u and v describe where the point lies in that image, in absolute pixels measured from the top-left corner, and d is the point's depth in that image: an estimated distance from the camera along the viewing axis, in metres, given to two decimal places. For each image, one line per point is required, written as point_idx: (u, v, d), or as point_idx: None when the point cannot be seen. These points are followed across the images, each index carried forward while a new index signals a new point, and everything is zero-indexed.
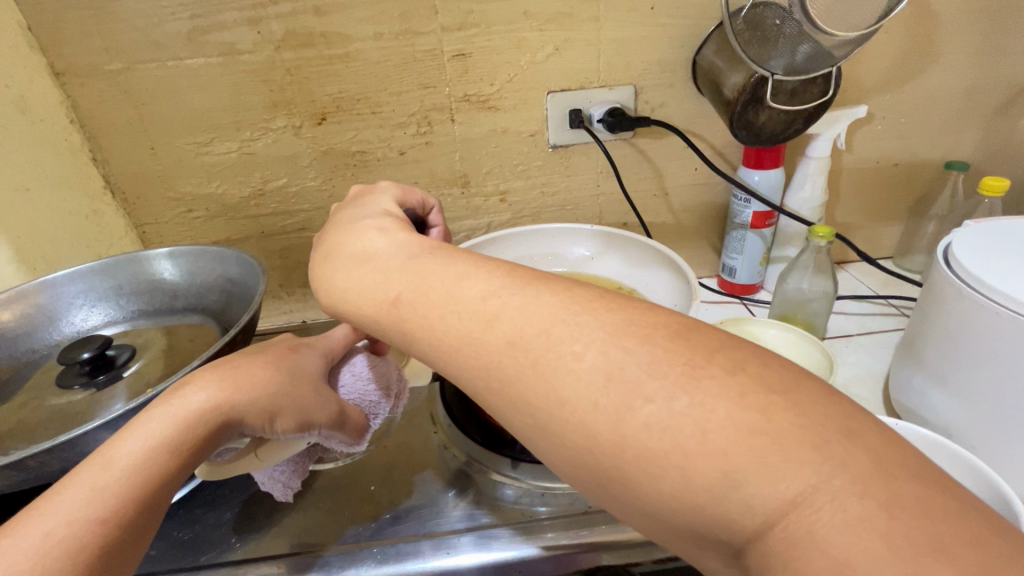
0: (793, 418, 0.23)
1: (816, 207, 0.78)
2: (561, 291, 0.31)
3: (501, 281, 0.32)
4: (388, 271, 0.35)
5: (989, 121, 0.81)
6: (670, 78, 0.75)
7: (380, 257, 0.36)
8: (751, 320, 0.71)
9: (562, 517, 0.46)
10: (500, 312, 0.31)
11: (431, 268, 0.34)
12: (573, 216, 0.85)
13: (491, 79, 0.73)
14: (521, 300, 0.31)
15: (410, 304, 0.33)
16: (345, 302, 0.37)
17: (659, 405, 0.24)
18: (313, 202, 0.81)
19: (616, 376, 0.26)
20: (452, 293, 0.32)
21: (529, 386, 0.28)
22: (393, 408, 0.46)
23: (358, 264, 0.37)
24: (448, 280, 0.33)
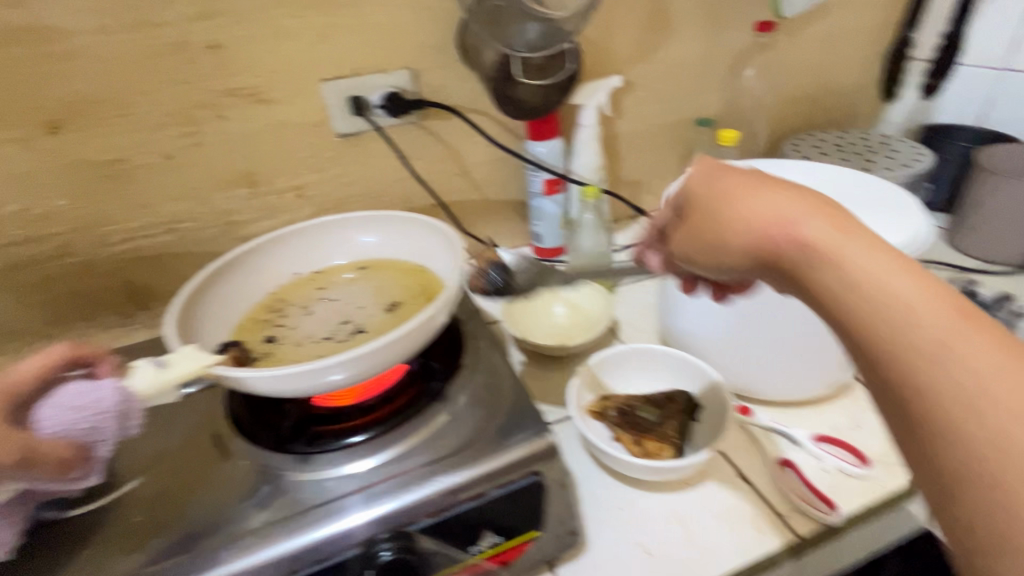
0: (973, 319, 0.30)
1: (596, 169, 0.86)
2: (875, 249, 0.33)
3: (825, 209, 0.36)
4: (784, 199, 0.37)
5: (725, 82, 0.95)
6: (444, 60, 0.77)
7: (745, 195, 0.39)
8: (550, 279, 0.78)
9: (335, 502, 0.44)
10: (859, 293, 0.32)
11: (770, 190, 0.38)
12: (379, 204, 0.84)
13: (255, 70, 0.69)
14: (862, 258, 0.33)
15: (852, 275, 0.33)
16: (745, 224, 0.38)
17: (916, 308, 0.31)
18: (67, 223, 0.70)
19: (908, 294, 0.31)
20: (776, 208, 0.37)
21: (830, 295, 0.34)
22: (125, 431, 0.41)
23: (773, 186, 0.38)
24: (769, 208, 0.37)
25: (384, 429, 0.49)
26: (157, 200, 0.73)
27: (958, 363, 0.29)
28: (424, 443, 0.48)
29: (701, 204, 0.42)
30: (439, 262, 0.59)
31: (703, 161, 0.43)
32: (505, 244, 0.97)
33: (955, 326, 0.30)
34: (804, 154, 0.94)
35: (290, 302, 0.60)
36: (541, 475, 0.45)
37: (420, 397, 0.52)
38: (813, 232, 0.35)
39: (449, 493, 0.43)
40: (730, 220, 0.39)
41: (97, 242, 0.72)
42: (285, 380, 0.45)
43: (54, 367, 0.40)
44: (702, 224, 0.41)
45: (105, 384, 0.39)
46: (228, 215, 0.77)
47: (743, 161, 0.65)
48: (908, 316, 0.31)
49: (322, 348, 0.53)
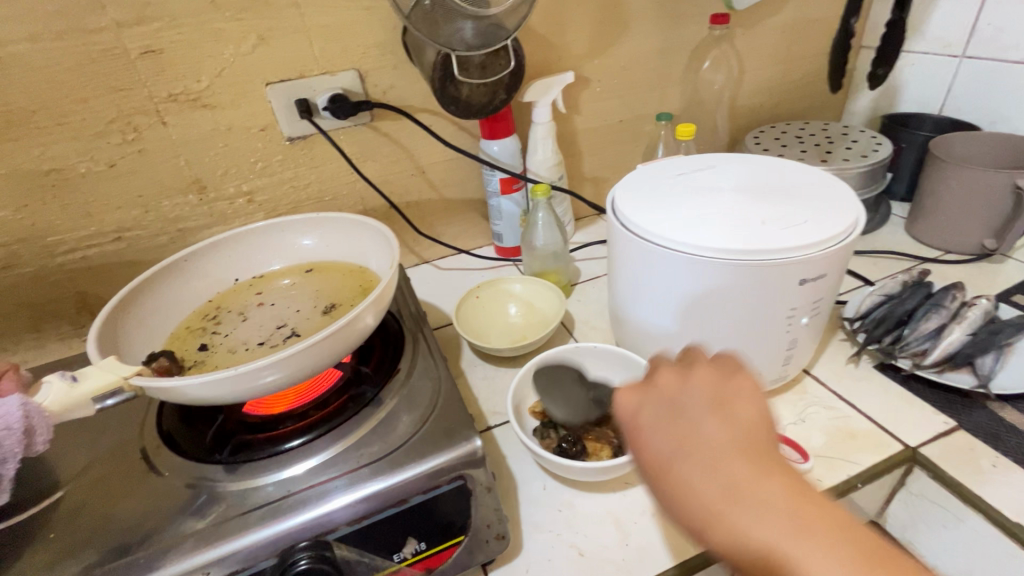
0: (810, 528, 0.31)
1: (552, 167, 0.85)
2: (779, 477, 0.34)
3: (710, 450, 0.35)
4: (674, 413, 0.39)
5: (684, 76, 0.95)
6: (391, 60, 0.76)
7: (671, 432, 0.37)
8: (502, 279, 0.77)
9: (257, 510, 0.43)
10: (763, 544, 0.31)
11: (688, 427, 0.37)
12: (333, 207, 0.84)
13: (196, 75, 0.69)
14: (750, 510, 0.32)
15: (755, 542, 0.31)
16: (654, 458, 0.37)
17: (763, 525, 0.32)
18: (10, 234, 0.69)
19: (759, 508, 0.32)
20: (691, 472, 0.35)
21: (703, 512, 0.34)
22: (30, 448, 0.40)
23: (680, 408, 0.39)
24: (695, 466, 0.35)
25: (312, 436, 0.49)
26: (102, 209, 0.72)
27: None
28: (353, 448, 0.48)
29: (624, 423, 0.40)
30: (376, 261, 0.60)
31: (621, 390, 0.41)
32: (466, 244, 0.96)
33: (805, 526, 0.31)
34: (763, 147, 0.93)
35: (227, 310, 0.59)
36: (467, 480, 0.44)
37: (352, 402, 0.51)
38: (710, 496, 0.34)
39: (370, 501, 0.42)
40: (632, 427, 0.40)
41: (42, 253, 0.72)
42: (201, 390, 0.44)
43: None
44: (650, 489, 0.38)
45: (9, 399, 0.39)
46: (177, 222, 0.76)
47: (689, 155, 0.64)
48: (796, 570, 0.30)
49: (257, 352, 0.53)
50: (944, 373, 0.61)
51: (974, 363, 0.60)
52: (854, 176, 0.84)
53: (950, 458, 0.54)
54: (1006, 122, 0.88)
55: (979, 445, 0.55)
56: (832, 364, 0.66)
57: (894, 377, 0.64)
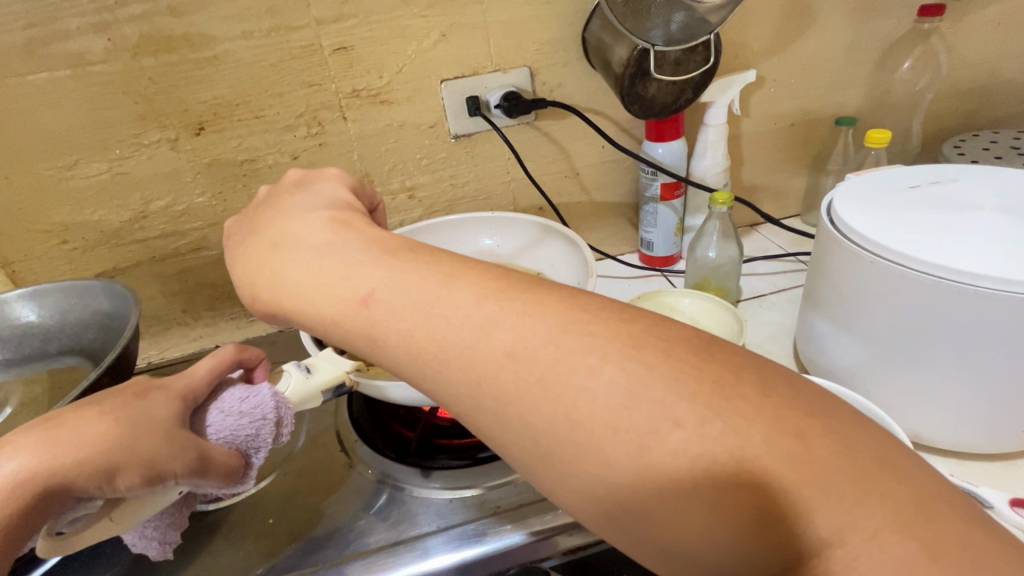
0: (729, 423, 0.24)
1: (719, 173, 0.79)
2: (512, 320, 0.29)
3: (379, 275, 0.32)
4: (357, 266, 0.33)
5: (873, 75, 0.84)
6: (564, 57, 0.73)
7: (291, 248, 0.36)
8: (665, 291, 0.72)
9: (469, 523, 0.42)
10: (457, 351, 0.29)
11: (393, 286, 0.32)
12: (486, 207, 0.83)
13: (379, 71, 0.70)
14: (446, 314, 0.30)
15: (476, 376, 0.29)
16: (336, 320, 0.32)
17: (689, 430, 0.24)
18: (204, 219, 0.74)
19: (598, 401, 0.26)
20: (427, 334, 0.30)
21: (541, 430, 0.27)
22: (278, 437, 0.41)
23: (297, 254, 0.35)
24: (412, 321, 0.30)
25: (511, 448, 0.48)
26: None
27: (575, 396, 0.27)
28: None
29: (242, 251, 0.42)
30: None
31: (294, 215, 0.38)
32: (611, 251, 0.92)
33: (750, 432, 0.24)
34: (970, 157, 0.80)
35: None
36: None
37: None
38: (472, 344, 0.29)
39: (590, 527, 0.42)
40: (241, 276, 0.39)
41: None
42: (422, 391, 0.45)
43: (222, 368, 0.42)
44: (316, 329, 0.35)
45: (264, 389, 0.40)
46: None
47: (921, 164, 0.56)
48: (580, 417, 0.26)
49: None
50: None
51: None
52: None
53: None
54: None
55: None
56: None
57: None
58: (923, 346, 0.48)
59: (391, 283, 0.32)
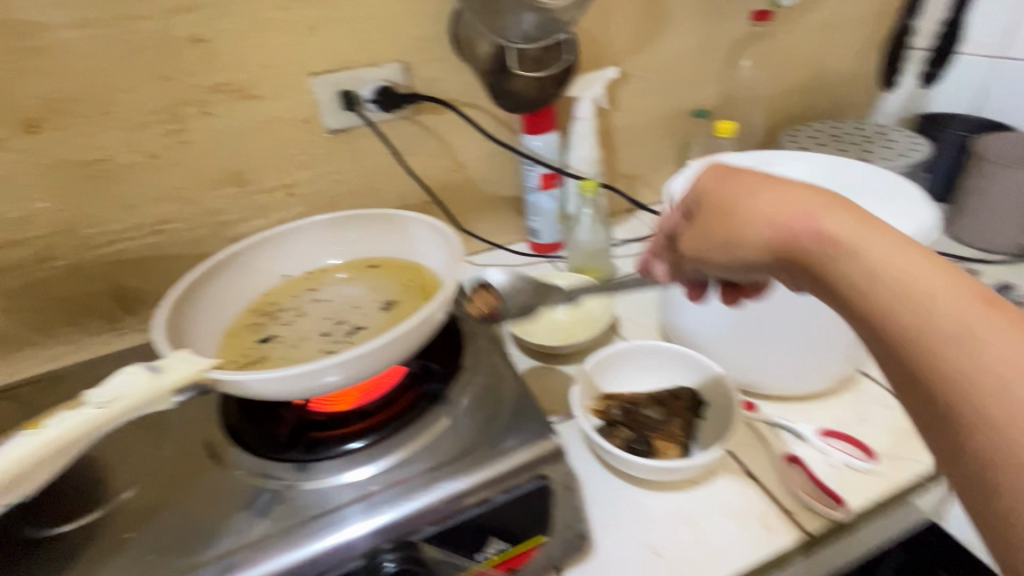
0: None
1: (593, 162, 0.85)
2: (887, 233, 0.35)
3: (773, 176, 0.40)
4: (767, 181, 0.40)
5: (723, 72, 0.94)
6: (437, 52, 0.75)
7: (754, 178, 0.41)
8: (545, 275, 0.77)
9: (338, 509, 0.42)
10: (849, 242, 0.35)
11: (795, 194, 0.38)
12: (372, 201, 0.83)
13: (242, 65, 0.67)
14: (858, 223, 0.35)
15: (859, 260, 0.34)
16: (839, 243, 0.35)
17: (1004, 344, 0.29)
18: (49, 226, 0.67)
19: (952, 304, 0.31)
20: (807, 213, 0.37)
21: (914, 300, 0.32)
22: None
23: (758, 177, 0.41)
24: (773, 200, 0.39)
25: (383, 435, 0.48)
26: (142, 200, 0.70)
27: (957, 293, 0.31)
28: (433, 444, 0.47)
29: (712, 207, 0.43)
30: (435, 256, 0.59)
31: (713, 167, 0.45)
32: (501, 241, 0.95)
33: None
34: (801, 145, 0.93)
35: (282, 306, 0.59)
36: (548, 478, 0.44)
37: (419, 401, 0.51)
38: (814, 217, 0.37)
39: (454, 497, 0.42)
40: (754, 221, 0.39)
41: (81, 245, 0.70)
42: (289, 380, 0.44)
43: None
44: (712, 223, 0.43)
45: None
46: (216, 215, 0.75)
47: (749, 150, 0.64)
48: (942, 302, 0.31)
49: (321, 345, 0.52)
50: None
51: None
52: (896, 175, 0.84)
53: None
54: None
55: None
56: None
57: None
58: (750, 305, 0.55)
59: (788, 186, 0.39)
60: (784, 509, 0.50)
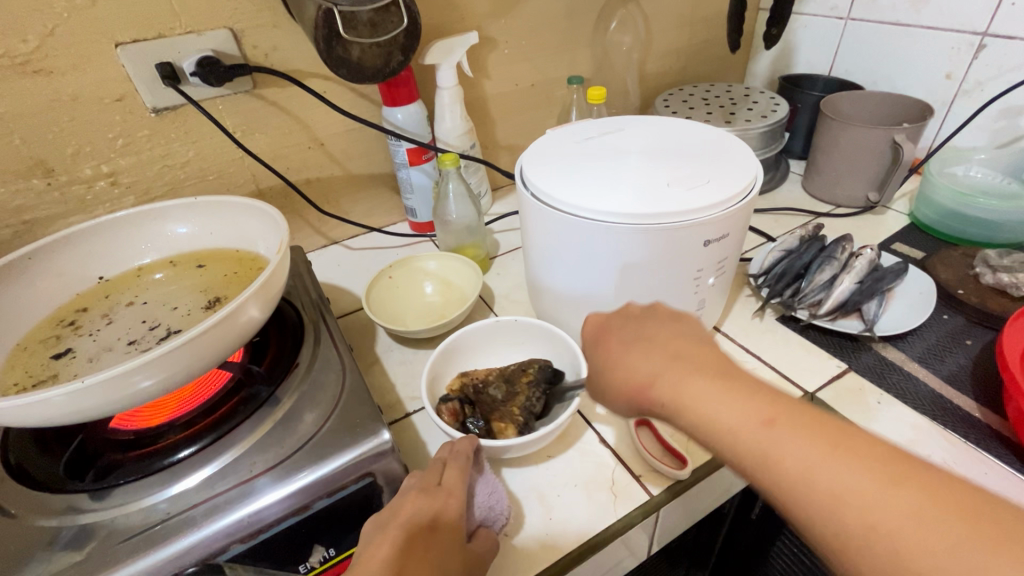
0: (896, 498, 0.30)
1: (462, 134, 0.81)
2: (747, 395, 0.37)
3: (651, 348, 0.43)
4: (648, 359, 0.42)
5: (593, 37, 0.92)
6: (271, 18, 0.67)
7: (634, 351, 0.44)
8: (414, 256, 0.73)
9: (134, 539, 0.38)
10: (723, 422, 0.36)
11: (669, 367, 0.41)
12: (219, 187, 0.75)
13: (20, 33, 0.57)
14: (723, 394, 0.37)
15: (735, 433, 0.36)
16: (710, 423, 0.37)
17: (863, 498, 0.31)
18: None
19: (818, 469, 0.33)
20: (685, 391, 0.39)
21: (784, 469, 0.34)
22: None
23: (641, 349, 0.44)
24: (675, 381, 0.40)
25: (196, 447, 0.43)
26: None
27: (815, 457, 0.33)
28: (251, 453, 0.43)
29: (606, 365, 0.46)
30: (264, 243, 0.54)
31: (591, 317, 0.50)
32: (378, 222, 0.91)
33: (906, 502, 0.30)
34: (672, 110, 0.94)
35: (87, 314, 0.52)
36: (375, 476, 0.43)
37: (243, 405, 0.46)
38: (688, 395, 0.38)
39: (272, 510, 0.39)
40: (644, 382, 0.42)
41: None
42: (61, 404, 0.38)
43: None
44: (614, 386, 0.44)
45: None
46: (21, 213, 0.65)
47: (602, 118, 0.63)
48: (803, 470, 0.33)
49: (126, 354, 0.46)
50: (840, 321, 0.64)
51: (862, 309, 0.64)
52: (755, 136, 0.87)
53: (842, 400, 0.56)
54: (884, 81, 0.94)
55: (867, 385, 0.58)
56: (741, 319, 0.67)
57: (794, 327, 0.66)
58: (591, 276, 0.55)
59: (658, 355, 0.42)
60: (634, 475, 0.51)
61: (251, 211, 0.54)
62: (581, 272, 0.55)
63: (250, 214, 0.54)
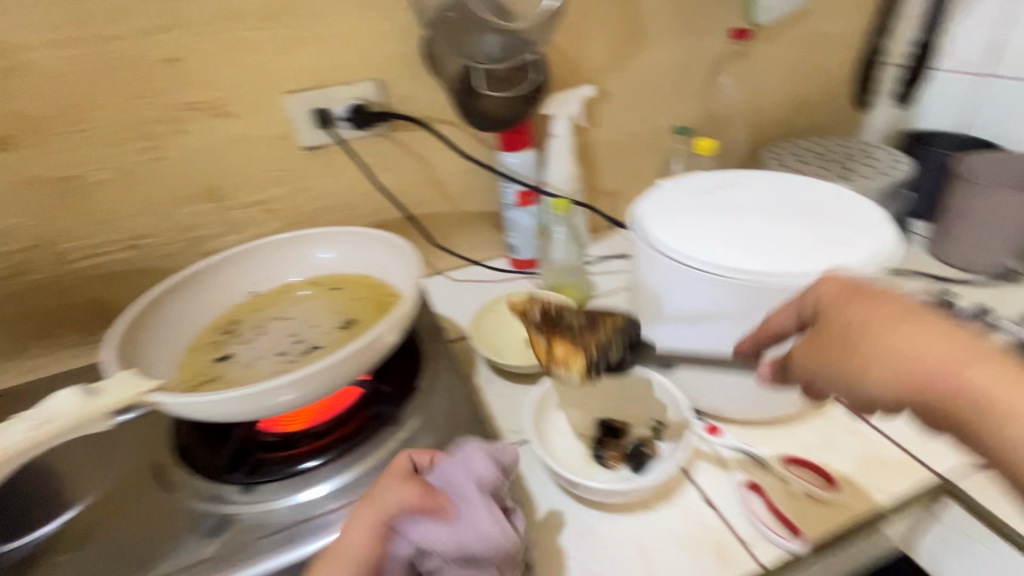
0: None
1: (570, 179, 0.85)
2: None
3: (897, 316, 0.39)
4: (898, 327, 0.39)
5: (703, 90, 0.94)
6: (411, 71, 0.75)
7: (875, 319, 0.40)
8: (517, 292, 0.77)
9: (278, 535, 0.42)
10: (998, 408, 0.34)
11: (931, 340, 0.37)
12: (348, 217, 0.83)
13: (215, 83, 0.68)
14: (996, 376, 0.34)
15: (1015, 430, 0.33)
16: (982, 406, 0.34)
17: None
18: (25, 239, 0.68)
19: None
20: (951, 369, 0.36)
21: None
22: None
23: (890, 317, 0.40)
24: (944, 358, 0.36)
25: (329, 456, 0.47)
26: (117, 216, 0.71)
27: None
28: (379, 468, 0.47)
29: (833, 330, 0.43)
30: (396, 274, 0.59)
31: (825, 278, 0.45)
32: (480, 256, 0.95)
33: None
34: (782, 163, 0.92)
35: (243, 324, 0.59)
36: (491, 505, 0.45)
37: (372, 422, 0.50)
38: (958, 380, 0.36)
39: None
40: (886, 362, 0.39)
41: (57, 259, 0.71)
42: (230, 405, 0.44)
43: None
44: (841, 363, 0.42)
45: None
46: (191, 230, 0.76)
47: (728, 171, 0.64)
48: None
49: (275, 364, 0.52)
50: None
51: None
52: (875, 194, 0.83)
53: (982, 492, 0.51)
54: None
55: None
56: None
57: None
58: (705, 331, 0.54)
59: (913, 325, 0.39)
60: (739, 540, 0.49)
61: (388, 245, 0.60)
62: (694, 326, 0.55)
63: (387, 248, 0.60)
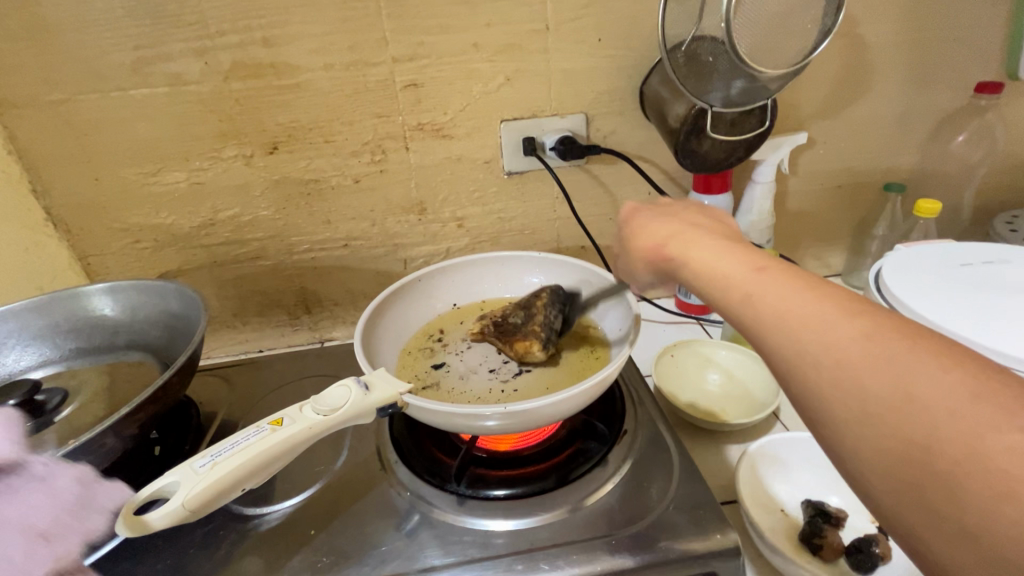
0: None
1: (764, 228, 0.80)
2: (909, 351, 0.29)
3: (778, 276, 0.36)
4: (796, 298, 0.34)
5: (925, 145, 0.84)
6: (620, 106, 0.76)
7: (753, 280, 0.37)
8: (702, 341, 0.73)
9: (506, 556, 0.46)
10: (867, 379, 0.29)
11: (812, 312, 0.33)
12: (530, 241, 0.86)
13: (444, 108, 0.74)
14: (877, 346, 0.30)
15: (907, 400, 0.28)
16: (853, 385, 0.30)
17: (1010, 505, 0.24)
18: (266, 230, 0.79)
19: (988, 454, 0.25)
20: (821, 332, 0.32)
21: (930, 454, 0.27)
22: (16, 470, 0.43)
23: (774, 276, 0.36)
24: (817, 330, 0.32)
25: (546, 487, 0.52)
26: (339, 218, 0.79)
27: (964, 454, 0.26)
28: (595, 510, 0.50)
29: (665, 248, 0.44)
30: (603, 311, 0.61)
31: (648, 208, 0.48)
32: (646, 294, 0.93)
33: None
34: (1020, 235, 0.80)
35: (450, 333, 0.62)
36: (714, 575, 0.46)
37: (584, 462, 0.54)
38: (837, 367, 0.31)
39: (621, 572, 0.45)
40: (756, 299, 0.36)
41: (286, 250, 0.81)
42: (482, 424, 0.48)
43: None
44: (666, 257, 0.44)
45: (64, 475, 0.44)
46: (395, 237, 0.82)
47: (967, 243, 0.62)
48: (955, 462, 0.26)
49: (490, 381, 0.55)
50: None
51: None
52: None
53: None
54: None
55: None
56: None
57: None
58: None
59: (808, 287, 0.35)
60: None
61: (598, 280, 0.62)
62: None
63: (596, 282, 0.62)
